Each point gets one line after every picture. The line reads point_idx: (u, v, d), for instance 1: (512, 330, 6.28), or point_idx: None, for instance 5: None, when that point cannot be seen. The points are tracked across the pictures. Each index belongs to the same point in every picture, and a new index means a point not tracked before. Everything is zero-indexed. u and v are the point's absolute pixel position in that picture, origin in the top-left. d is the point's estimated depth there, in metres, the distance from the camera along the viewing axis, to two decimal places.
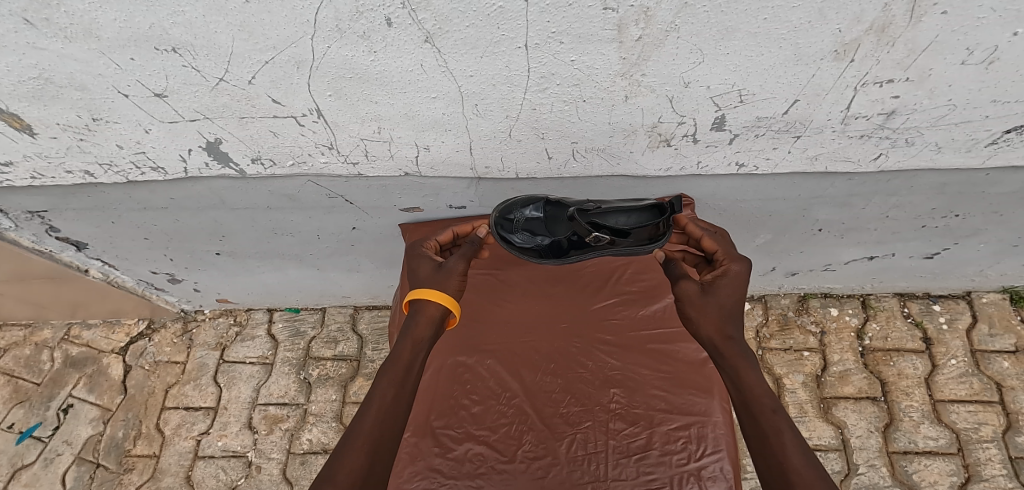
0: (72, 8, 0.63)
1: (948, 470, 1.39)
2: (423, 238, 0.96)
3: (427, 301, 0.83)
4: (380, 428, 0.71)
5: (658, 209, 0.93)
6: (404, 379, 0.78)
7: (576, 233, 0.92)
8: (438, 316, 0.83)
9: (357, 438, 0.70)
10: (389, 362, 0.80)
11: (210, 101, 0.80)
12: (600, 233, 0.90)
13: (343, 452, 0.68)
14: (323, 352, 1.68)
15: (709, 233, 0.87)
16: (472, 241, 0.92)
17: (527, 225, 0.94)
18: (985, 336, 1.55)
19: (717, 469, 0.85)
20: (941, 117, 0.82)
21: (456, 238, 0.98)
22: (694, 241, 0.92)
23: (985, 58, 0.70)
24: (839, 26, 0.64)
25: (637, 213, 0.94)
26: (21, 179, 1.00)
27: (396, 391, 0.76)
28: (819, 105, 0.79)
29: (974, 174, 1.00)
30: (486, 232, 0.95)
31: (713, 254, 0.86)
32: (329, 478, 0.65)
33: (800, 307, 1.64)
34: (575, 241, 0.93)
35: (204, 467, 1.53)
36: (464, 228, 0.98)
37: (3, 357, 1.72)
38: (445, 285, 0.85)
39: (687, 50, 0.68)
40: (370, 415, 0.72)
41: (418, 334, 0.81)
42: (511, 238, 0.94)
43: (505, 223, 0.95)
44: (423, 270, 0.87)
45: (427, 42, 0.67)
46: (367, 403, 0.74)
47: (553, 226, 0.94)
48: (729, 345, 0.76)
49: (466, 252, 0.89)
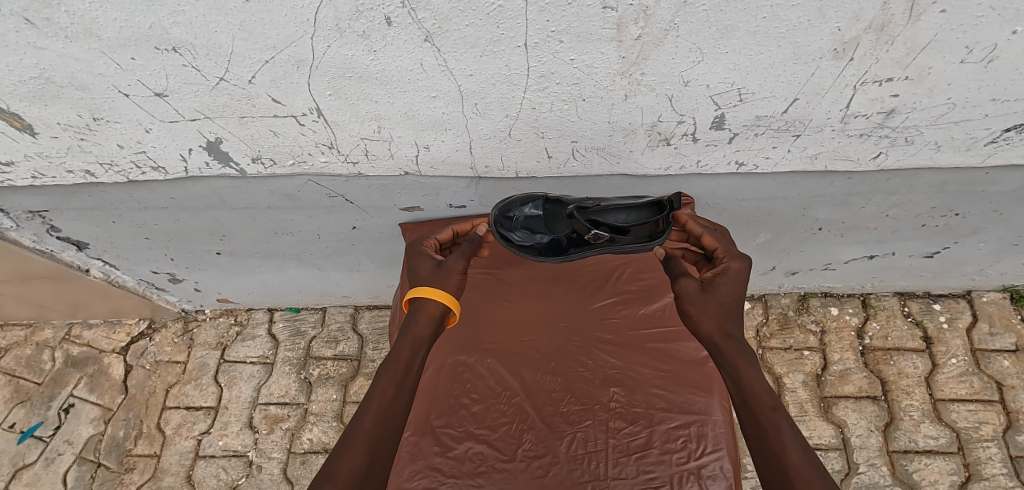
0: (73, 8, 0.63)
1: (948, 469, 1.39)
2: (422, 237, 0.97)
3: (426, 299, 0.83)
4: (379, 426, 0.72)
5: (659, 205, 0.90)
6: (403, 378, 0.78)
7: (575, 231, 0.91)
8: (437, 315, 0.83)
9: (357, 436, 0.70)
10: (389, 360, 0.80)
11: (210, 100, 0.80)
12: (600, 230, 0.88)
13: (343, 450, 0.69)
14: (323, 352, 1.68)
15: (709, 231, 0.87)
16: (472, 240, 0.93)
17: (527, 223, 0.94)
18: (985, 336, 1.55)
19: (717, 467, 0.85)
20: (941, 115, 0.82)
21: (456, 236, 0.99)
22: (694, 239, 0.92)
23: (984, 57, 0.70)
24: (838, 25, 0.64)
25: (637, 209, 0.91)
26: (22, 178, 1.00)
27: (395, 390, 0.76)
28: (819, 104, 0.80)
29: (974, 172, 1.00)
30: (486, 231, 0.96)
31: (713, 252, 0.86)
32: (328, 476, 0.65)
33: (801, 306, 1.64)
34: (574, 239, 0.92)
35: (205, 467, 1.53)
36: (464, 227, 0.99)
37: (4, 357, 1.73)
38: (444, 284, 0.85)
39: (686, 48, 0.68)
40: (369, 414, 0.72)
41: (417, 333, 0.82)
42: (511, 236, 0.95)
43: (505, 221, 0.95)
44: (423, 269, 0.88)
45: (426, 41, 0.67)
46: (367, 401, 0.74)
47: (553, 224, 0.94)
48: (728, 343, 0.76)
49: (466, 250, 0.90)
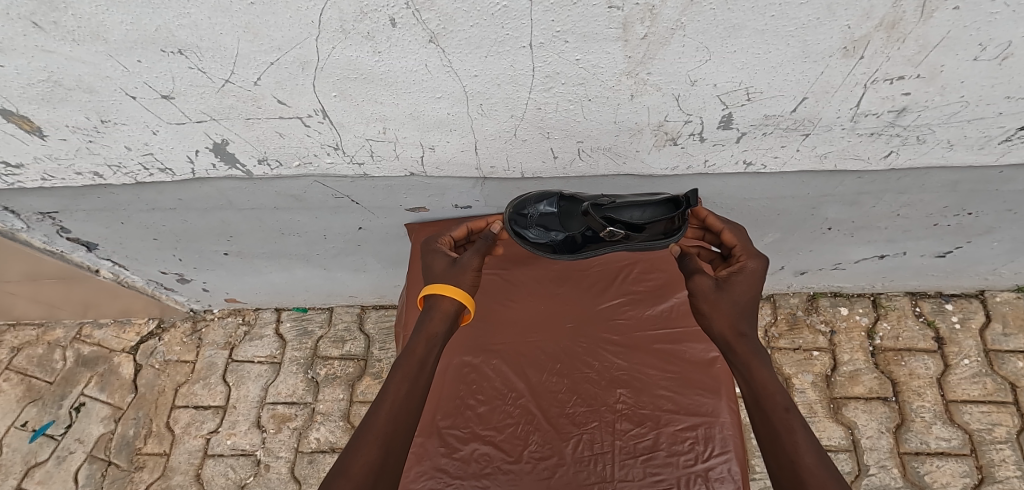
0: (80, 11, 0.64)
1: (961, 471, 1.37)
2: (437, 234, 0.97)
3: (441, 296, 0.83)
4: (393, 422, 0.71)
5: (675, 202, 0.87)
6: (418, 375, 0.77)
7: (591, 228, 0.88)
8: (452, 311, 0.83)
9: (371, 431, 0.70)
10: (403, 356, 0.80)
11: (216, 102, 0.81)
12: (615, 228, 0.84)
13: (358, 445, 0.68)
14: (330, 352, 1.69)
15: (728, 227, 0.86)
16: (486, 236, 0.93)
17: (541, 221, 0.93)
18: (998, 336, 1.52)
19: (725, 470, 0.84)
20: (954, 114, 0.80)
21: (469, 234, 0.98)
22: (712, 237, 0.91)
23: (998, 54, 0.68)
24: (848, 23, 0.63)
25: (652, 206, 0.89)
26: (32, 180, 1.01)
27: (409, 386, 0.75)
28: (828, 102, 0.78)
29: (988, 171, 0.98)
30: (500, 228, 0.96)
31: (731, 249, 0.86)
32: (343, 472, 0.65)
33: (810, 306, 1.63)
34: (589, 236, 0.90)
35: (214, 465, 1.54)
36: (478, 224, 0.98)
37: (16, 356, 1.75)
38: (459, 281, 0.85)
39: (693, 48, 0.67)
40: (383, 410, 0.72)
41: (432, 329, 0.82)
42: (525, 233, 0.94)
43: (519, 218, 0.95)
44: (437, 266, 0.88)
45: (431, 42, 0.66)
46: (381, 397, 0.74)
47: (567, 222, 0.93)
48: (741, 342, 0.75)
49: (479, 247, 0.91)
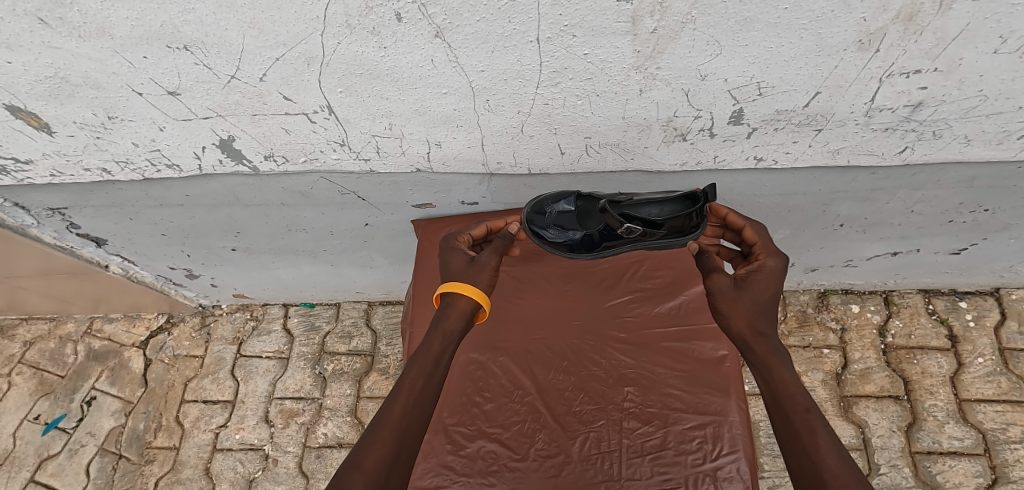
0: (85, 6, 0.64)
1: (974, 471, 1.35)
2: (456, 232, 0.95)
3: (458, 294, 0.82)
4: (408, 417, 0.70)
5: (693, 197, 0.83)
6: (433, 370, 0.76)
7: (608, 226, 0.86)
8: (469, 310, 0.82)
9: (385, 424, 0.69)
10: (418, 353, 0.78)
11: (222, 98, 0.80)
12: (633, 224, 0.82)
13: (370, 439, 0.67)
14: (338, 347, 1.69)
15: (749, 224, 0.84)
16: (504, 236, 0.92)
17: (559, 219, 0.91)
18: (1013, 334, 1.50)
19: (734, 469, 0.83)
20: (972, 108, 0.78)
21: (489, 233, 0.97)
22: (731, 235, 0.90)
23: (1019, 46, 0.66)
24: (862, 15, 0.61)
25: (670, 202, 0.86)
26: (41, 176, 1.02)
27: (424, 382, 0.74)
28: (842, 97, 0.77)
29: (1006, 166, 0.95)
30: (518, 228, 0.94)
31: (752, 247, 0.84)
32: (356, 465, 0.64)
33: (820, 304, 1.61)
34: (607, 234, 0.87)
35: (222, 459, 1.56)
36: (498, 223, 0.97)
37: (29, 350, 1.77)
38: (477, 279, 0.84)
39: (703, 42, 0.66)
40: (397, 404, 0.71)
41: (448, 326, 0.81)
42: (542, 233, 0.92)
43: (536, 218, 0.92)
44: (456, 264, 0.87)
45: (437, 36, 0.66)
46: (396, 391, 0.73)
47: (585, 220, 0.90)
48: (760, 342, 0.74)
49: (497, 246, 0.90)
